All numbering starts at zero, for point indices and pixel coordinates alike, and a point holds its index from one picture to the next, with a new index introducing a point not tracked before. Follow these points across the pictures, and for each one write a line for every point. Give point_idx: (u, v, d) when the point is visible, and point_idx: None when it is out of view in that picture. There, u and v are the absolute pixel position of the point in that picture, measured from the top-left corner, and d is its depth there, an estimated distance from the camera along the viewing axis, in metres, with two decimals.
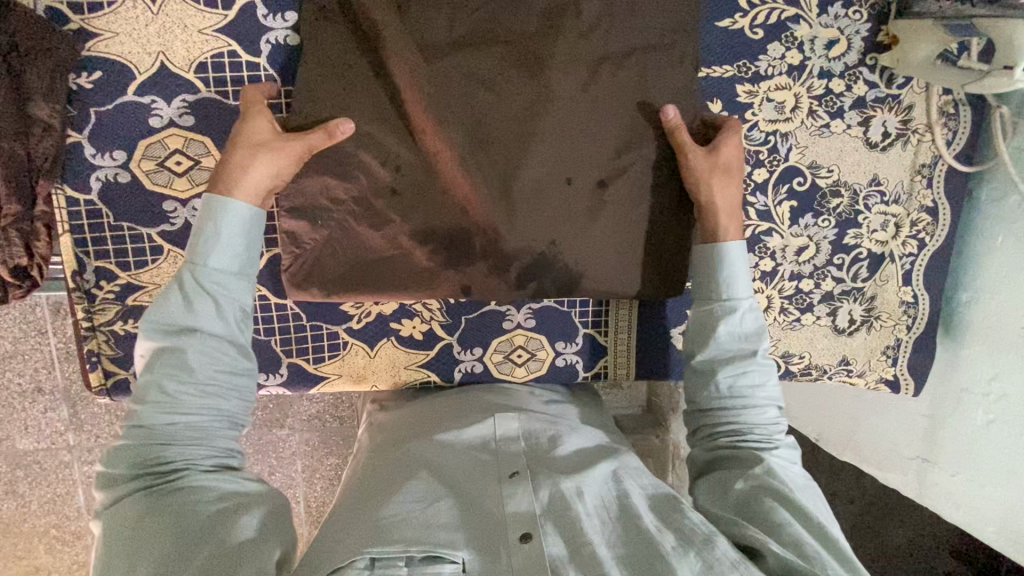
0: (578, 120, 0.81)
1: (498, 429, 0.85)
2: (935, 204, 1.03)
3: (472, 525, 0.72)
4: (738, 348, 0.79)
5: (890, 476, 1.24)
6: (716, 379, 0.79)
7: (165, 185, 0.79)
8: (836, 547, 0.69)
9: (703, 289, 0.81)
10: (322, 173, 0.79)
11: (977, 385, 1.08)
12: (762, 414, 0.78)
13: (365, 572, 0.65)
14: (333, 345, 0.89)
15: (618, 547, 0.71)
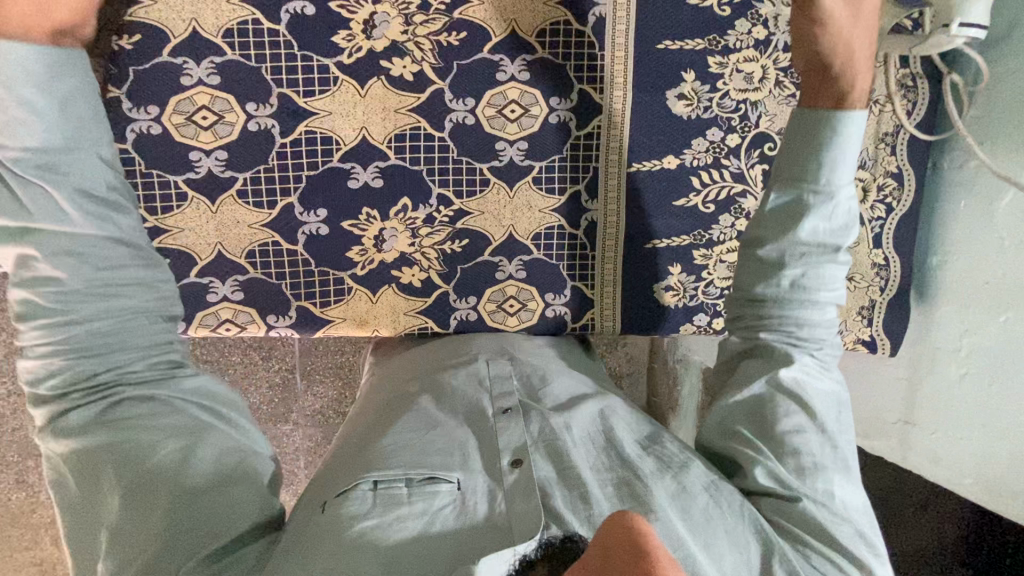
0: None
1: (491, 370, 0.89)
2: (899, 170, 1.10)
3: (467, 454, 0.75)
4: (820, 241, 0.79)
5: (874, 444, 1.26)
6: (787, 270, 0.79)
7: (192, 137, 0.88)
8: (838, 452, 0.75)
9: (789, 174, 0.80)
10: None
11: (949, 342, 1.13)
12: (824, 311, 0.80)
13: (369, 494, 0.68)
14: (339, 290, 0.97)
15: (605, 471, 0.73)
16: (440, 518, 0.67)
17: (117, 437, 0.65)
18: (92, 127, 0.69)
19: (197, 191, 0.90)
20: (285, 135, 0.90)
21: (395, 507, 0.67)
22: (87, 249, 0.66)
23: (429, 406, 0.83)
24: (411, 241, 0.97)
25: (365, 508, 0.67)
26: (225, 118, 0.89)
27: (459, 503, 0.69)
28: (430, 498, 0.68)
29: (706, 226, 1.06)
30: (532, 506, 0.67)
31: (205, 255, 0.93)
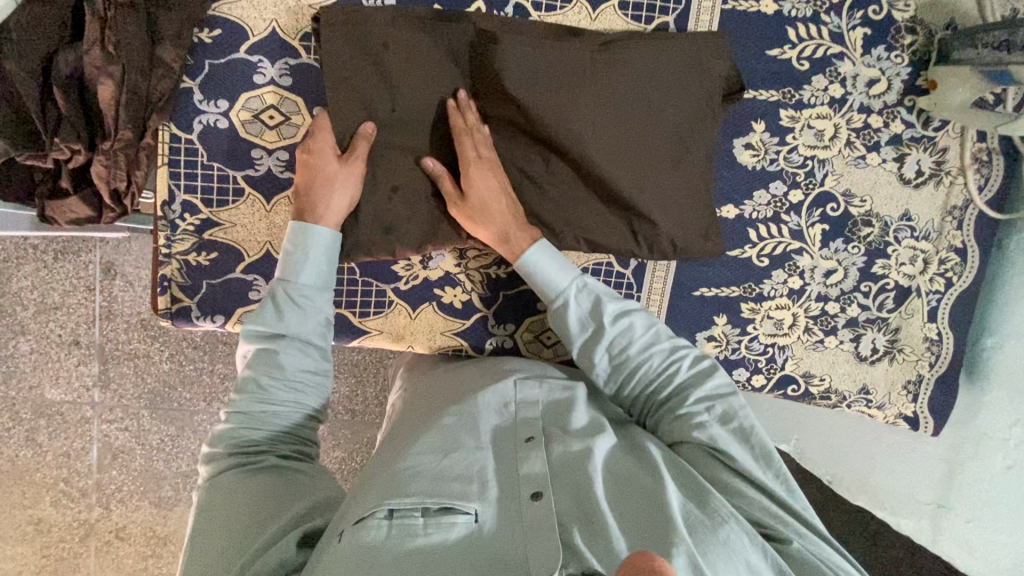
0: (558, 137, 0.87)
1: (519, 394, 0.86)
2: (964, 245, 1.06)
3: (487, 480, 0.73)
4: (585, 329, 0.88)
5: (903, 521, 1.22)
6: (596, 367, 0.88)
7: (257, 135, 0.88)
8: (779, 492, 0.76)
9: (545, 304, 0.90)
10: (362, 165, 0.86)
11: (997, 430, 1.09)
12: (642, 360, 0.86)
13: (385, 524, 0.66)
14: (379, 302, 0.95)
15: (625, 507, 0.71)
16: (458, 551, 0.65)
17: (242, 496, 0.71)
18: (317, 300, 0.82)
19: (253, 188, 0.90)
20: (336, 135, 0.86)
21: (411, 539, 0.65)
22: (286, 387, 0.78)
23: (451, 423, 0.80)
24: (458, 262, 0.96)
25: (381, 536, 0.65)
26: (291, 120, 0.89)
27: (476, 535, 0.67)
28: (448, 529, 0.66)
29: (757, 281, 1.03)
30: (551, 545, 0.64)
31: (254, 252, 0.92)
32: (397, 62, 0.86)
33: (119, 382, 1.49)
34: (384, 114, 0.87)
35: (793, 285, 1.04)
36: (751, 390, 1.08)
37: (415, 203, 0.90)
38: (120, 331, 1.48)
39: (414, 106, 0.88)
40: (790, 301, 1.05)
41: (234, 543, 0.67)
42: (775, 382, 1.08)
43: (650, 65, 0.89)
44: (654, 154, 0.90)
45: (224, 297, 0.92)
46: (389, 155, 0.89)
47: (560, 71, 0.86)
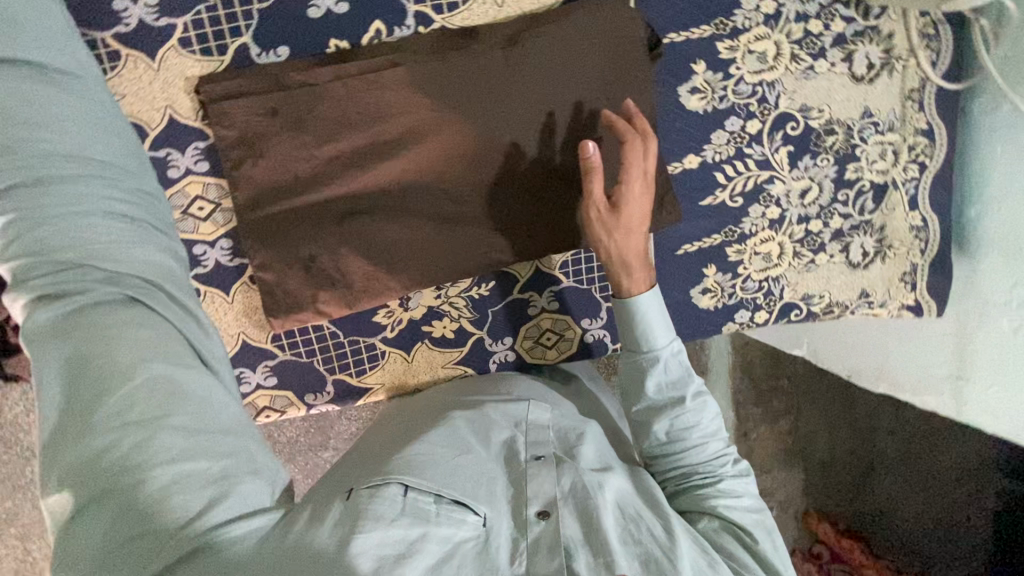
0: (481, 148, 0.83)
1: (530, 416, 0.85)
2: (929, 126, 1.04)
3: (494, 493, 0.72)
4: (665, 395, 0.83)
5: (925, 401, 1.26)
6: (654, 429, 0.83)
7: (193, 231, 0.83)
8: None
9: (629, 347, 0.85)
10: (295, 233, 0.82)
11: (998, 296, 1.10)
12: (702, 444, 0.82)
13: (400, 499, 0.63)
14: (372, 356, 0.93)
15: (631, 544, 0.70)
16: (463, 551, 0.63)
17: (57, 426, 0.52)
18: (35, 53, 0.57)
19: (208, 284, 0.85)
20: (258, 209, 0.80)
21: (423, 523, 0.62)
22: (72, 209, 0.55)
23: (463, 430, 0.80)
24: (437, 294, 0.93)
25: (394, 510, 0.62)
26: (222, 205, 0.83)
27: (482, 540, 0.65)
28: (457, 524, 0.65)
29: (736, 221, 1.01)
30: (556, 564, 0.64)
31: (231, 346, 0.88)
32: (294, 115, 0.78)
33: None
34: (295, 171, 0.80)
35: (772, 215, 1.02)
36: (755, 327, 1.08)
37: (352, 256, 0.84)
38: None
39: (324, 156, 0.80)
40: (774, 231, 1.03)
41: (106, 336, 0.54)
42: (777, 312, 1.08)
43: (563, 44, 0.82)
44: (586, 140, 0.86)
45: None
46: (310, 214, 0.82)
47: (467, 78, 0.80)
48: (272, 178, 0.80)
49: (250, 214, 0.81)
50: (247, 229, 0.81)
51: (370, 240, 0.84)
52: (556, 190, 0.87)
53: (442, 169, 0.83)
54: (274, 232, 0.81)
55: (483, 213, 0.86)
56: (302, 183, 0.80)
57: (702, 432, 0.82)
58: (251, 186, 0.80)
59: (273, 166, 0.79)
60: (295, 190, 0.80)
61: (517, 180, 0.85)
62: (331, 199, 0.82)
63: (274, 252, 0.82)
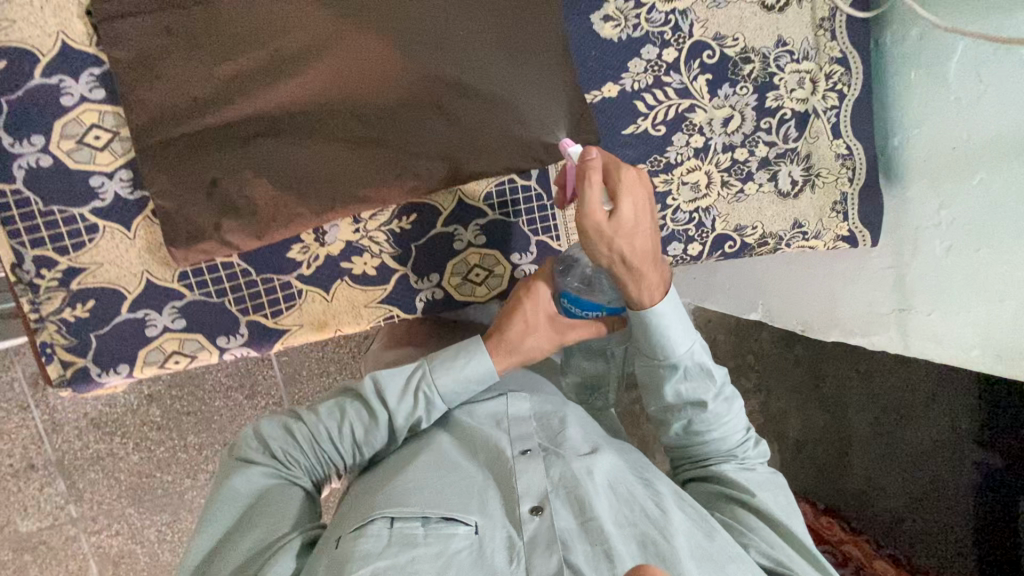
0: (388, 68, 0.83)
1: (510, 413, 0.93)
2: (844, 54, 1.06)
3: (483, 500, 0.80)
4: (687, 384, 0.89)
5: (875, 340, 1.25)
6: (674, 423, 0.92)
7: (89, 161, 0.80)
8: (798, 541, 0.83)
9: (647, 356, 0.90)
10: (194, 158, 0.79)
11: (928, 219, 1.10)
12: (723, 424, 0.90)
13: (383, 532, 0.73)
14: (288, 295, 0.89)
15: (626, 525, 0.79)
16: (457, 560, 0.72)
17: (214, 531, 0.78)
18: None
19: (108, 218, 0.81)
20: (152, 132, 0.78)
21: (411, 547, 0.72)
22: None
23: (449, 447, 0.88)
24: (355, 228, 0.90)
25: (378, 546, 0.71)
26: (120, 133, 0.80)
27: (475, 548, 0.74)
28: (447, 539, 0.74)
29: (661, 150, 1.01)
30: (553, 562, 0.72)
31: (134, 287, 0.84)
32: (189, 32, 0.77)
33: (93, 490, 1.53)
34: (192, 91, 0.78)
35: (696, 144, 1.03)
36: (690, 260, 1.07)
37: (257, 182, 0.81)
38: (74, 440, 1.50)
39: (222, 76, 0.78)
40: (699, 160, 1.03)
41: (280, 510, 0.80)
42: (711, 245, 1.07)
43: None
44: (496, 62, 0.87)
45: (118, 344, 0.84)
46: (211, 137, 0.79)
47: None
48: (167, 100, 0.77)
49: (147, 138, 0.78)
50: (144, 154, 0.78)
51: (277, 164, 0.81)
52: (469, 115, 0.87)
53: (349, 89, 0.82)
54: (172, 156, 0.79)
55: (395, 137, 0.85)
56: (199, 105, 0.78)
57: (721, 414, 0.90)
58: (144, 108, 0.77)
59: (169, 87, 0.77)
60: (192, 112, 0.78)
61: (427, 103, 0.85)
62: (232, 121, 0.79)
63: (173, 176, 0.79)
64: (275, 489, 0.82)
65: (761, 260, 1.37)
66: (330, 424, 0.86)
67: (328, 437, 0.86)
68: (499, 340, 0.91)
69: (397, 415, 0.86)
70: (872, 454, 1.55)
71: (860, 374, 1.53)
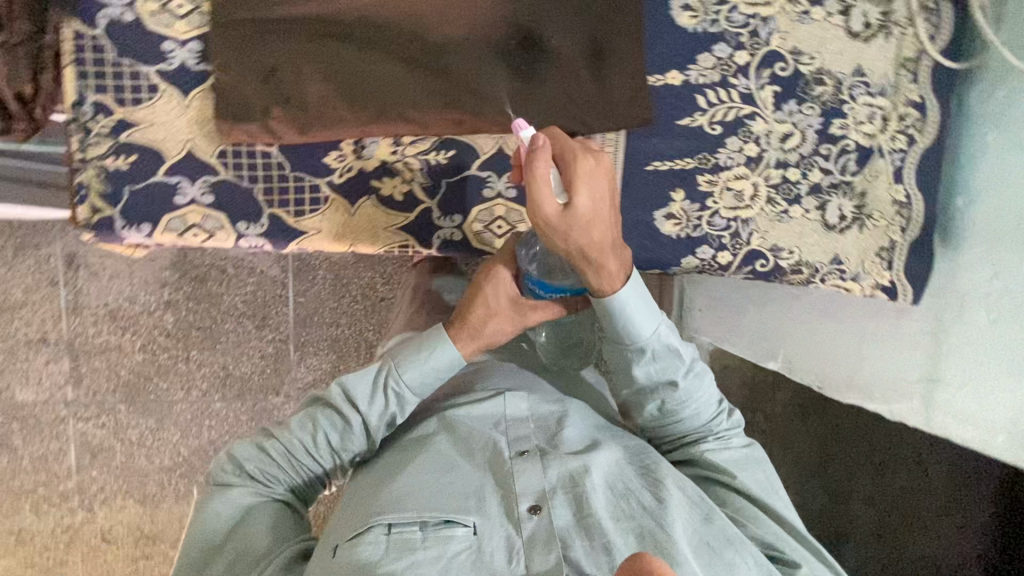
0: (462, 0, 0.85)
1: (507, 410, 0.93)
2: (922, 99, 1.02)
3: (480, 494, 0.81)
4: (654, 373, 0.88)
5: (894, 408, 1.18)
6: (648, 406, 0.92)
7: (166, 26, 0.84)
8: (772, 509, 0.87)
9: (614, 341, 0.88)
10: (262, 42, 0.83)
11: (979, 287, 1.05)
12: (691, 405, 0.90)
13: (383, 538, 0.75)
14: (314, 198, 0.90)
15: (624, 519, 0.80)
16: (457, 561, 0.75)
17: (207, 541, 0.82)
18: None
19: (169, 83, 0.85)
20: (230, 9, 0.82)
21: (411, 552, 0.74)
22: None
23: (444, 444, 0.88)
24: (393, 149, 0.91)
25: (378, 552, 0.74)
26: (200, 7, 0.84)
27: (474, 549, 0.76)
28: (445, 542, 0.76)
29: (712, 150, 0.99)
30: (552, 558, 0.74)
31: (175, 154, 0.87)
32: None
33: (92, 377, 1.58)
34: None
35: (749, 153, 1.00)
36: (717, 270, 1.04)
37: (313, 78, 0.84)
38: (89, 326, 1.58)
39: None
40: (749, 169, 1.01)
41: (265, 526, 0.83)
42: (742, 258, 1.03)
43: None
44: (566, 20, 0.89)
45: (146, 204, 0.87)
46: (283, 26, 0.83)
47: None
48: None
49: (226, 14, 0.82)
50: (219, 27, 0.83)
51: (335, 65, 0.84)
52: (528, 63, 0.88)
53: (420, 10, 0.85)
54: (243, 36, 0.83)
55: (452, 67, 0.86)
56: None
57: (689, 392, 0.89)
58: None
59: None
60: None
61: (491, 42, 0.87)
62: (306, 17, 0.83)
63: (239, 54, 0.83)
64: (260, 505, 0.86)
65: (775, 292, 1.29)
66: (303, 426, 0.89)
67: (301, 438, 0.89)
68: (460, 326, 0.92)
69: (364, 413, 0.88)
70: (874, 544, 1.49)
71: (874, 467, 1.52)
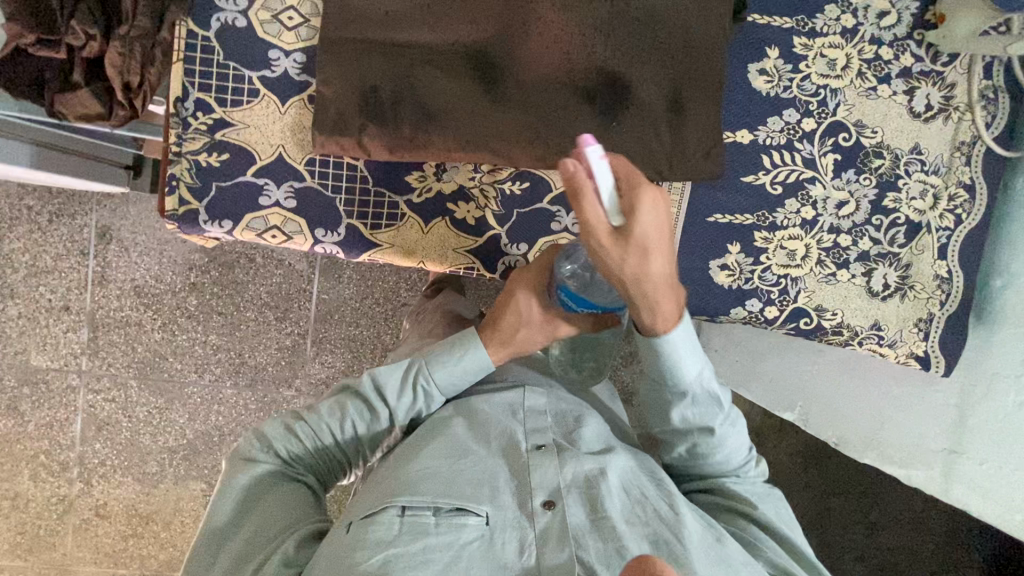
0: (559, 41, 0.88)
1: (525, 403, 0.93)
2: (972, 181, 1.07)
3: (493, 484, 0.79)
4: (694, 414, 0.83)
5: (913, 474, 1.20)
6: (677, 447, 0.88)
7: (275, 36, 0.88)
8: (794, 549, 0.83)
9: (658, 378, 0.82)
10: (364, 62, 0.86)
11: (1010, 367, 1.09)
12: (724, 447, 0.86)
13: (397, 519, 0.72)
14: (391, 214, 0.94)
15: (637, 524, 0.78)
16: (468, 551, 0.72)
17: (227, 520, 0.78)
18: None
19: (269, 89, 0.89)
20: (337, 28, 0.85)
21: (424, 537, 0.71)
22: None
23: (460, 431, 0.86)
24: (471, 176, 0.95)
25: (392, 533, 0.70)
26: (310, 22, 0.88)
27: (486, 537, 0.74)
28: (458, 530, 0.73)
29: (771, 209, 1.03)
30: (564, 555, 0.72)
31: (265, 157, 0.90)
32: None
33: (108, 350, 1.57)
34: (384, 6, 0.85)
35: (806, 215, 1.04)
36: (763, 323, 1.07)
37: (407, 102, 0.87)
38: (112, 299, 1.57)
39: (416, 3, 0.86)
40: (803, 231, 1.05)
41: (284, 499, 0.80)
42: (788, 314, 1.07)
43: None
44: (655, 70, 0.91)
45: (232, 201, 0.90)
46: (384, 50, 0.86)
47: None
48: (362, 6, 0.85)
49: (333, 32, 0.85)
50: (326, 46, 0.85)
51: (430, 92, 0.87)
52: (614, 108, 0.91)
53: (518, 48, 0.87)
54: (345, 54, 0.86)
55: (540, 105, 0.89)
56: (385, 22, 0.85)
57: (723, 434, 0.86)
58: (339, 7, 0.85)
59: None
60: (378, 24, 0.85)
61: (580, 84, 0.89)
62: (407, 43, 0.86)
63: (339, 71, 0.86)
64: (282, 483, 0.83)
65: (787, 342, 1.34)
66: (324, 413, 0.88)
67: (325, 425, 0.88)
68: (494, 333, 0.93)
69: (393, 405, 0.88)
70: None
71: (869, 525, 1.55)
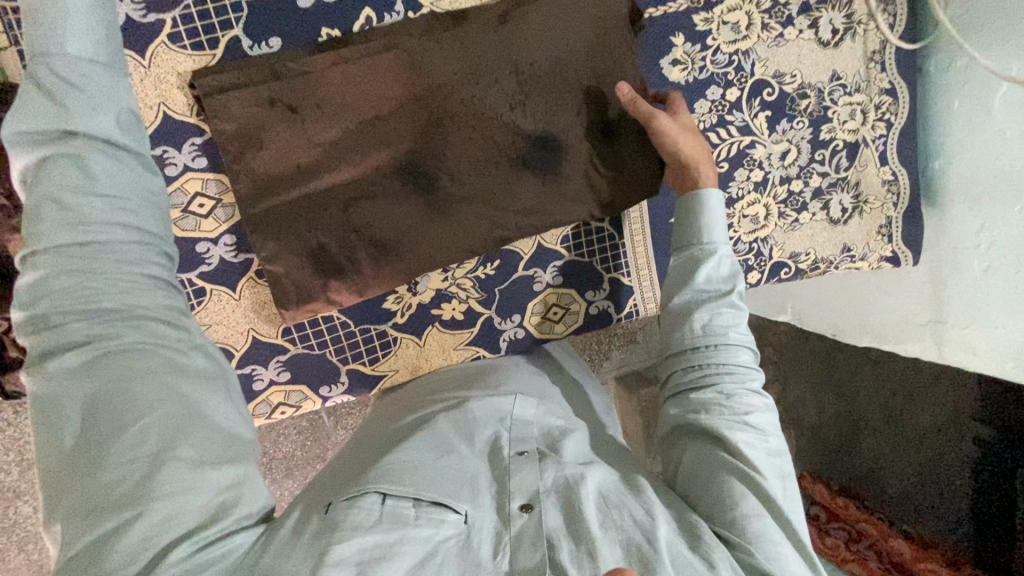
0: (479, 128, 0.84)
1: (516, 412, 0.83)
2: (892, 85, 1.10)
3: (477, 488, 0.69)
4: (708, 291, 0.83)
5: (909, 348, 1.30)
6: (694, 320, 0.81)
7: (195, 229, 0.82)
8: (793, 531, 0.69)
9: (686, 238, 0.86)
10: (299, 225, 0.82)
11: (968, 239, 1.16)
12: (739, 355, 0.78)
13: (377, 509, 0.62)
14: (384, 342, 0.94)
15: (614, 530, 0.65)
16: (445, 550, 0.61)
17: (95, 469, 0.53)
18: None
19: (214, 283, 0.85)
20: (257, 204, 0.80)
21: (400, 529, 0.60)
22: None
23: (447, 429, 0.78)
24: (444, 277, 0.94)
25: (369, 520, 0.60)
26: (222, 200, 0.82)
27: (464, 538, 0.63)
28: (437, 525, 0.62)
29: (723, 186, 1.06)
30: (537, 559, 0.60)
31: (241, 346, 0.88)
32: (294, 107, 0.78)
33: None
34: (294, 163, 0.80)
35: (756, 178, 1.07)
36: (749, 288, 1.13)
37: (358, 244, 0.84)
38: None
39: (323, 148, 0.80)
40: (758, 194, 1.08)
41: (114, 397, 0.55)
42: (769, 271, 1.13)
43: (547, 24, 0.85)
44: (580, 116, 0.89)
45: None
46: (315, 205, 0.82)
47: (457, 62, 0.82)
48: (272, 173, 0.80)
49: (254, 210, 0.80)
50: (251, 223, 0.81)
51: (376, 226, 0.84)
52: (555, 168, 0.89)
53: (441, 152, 0.84)
54: (277, 225, 0.81)
55: (484, 195, 0.87)
56: (302, 178, 0.81)
57: (734, 347, 0.79)
58: (249, 181, 0.79)
59: (274, 157, 0.79)
60: (297, 183, 0.81)
61: (515, 160, 0.87)
62: (333, 190, 0.82)
63: (277, 244, 0.82)
64: (120, 371, 0.56)
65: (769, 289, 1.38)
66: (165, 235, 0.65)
67: (112, 344, 0.56)
68: None
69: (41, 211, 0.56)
70: (881, 437, 1.57)
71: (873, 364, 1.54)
